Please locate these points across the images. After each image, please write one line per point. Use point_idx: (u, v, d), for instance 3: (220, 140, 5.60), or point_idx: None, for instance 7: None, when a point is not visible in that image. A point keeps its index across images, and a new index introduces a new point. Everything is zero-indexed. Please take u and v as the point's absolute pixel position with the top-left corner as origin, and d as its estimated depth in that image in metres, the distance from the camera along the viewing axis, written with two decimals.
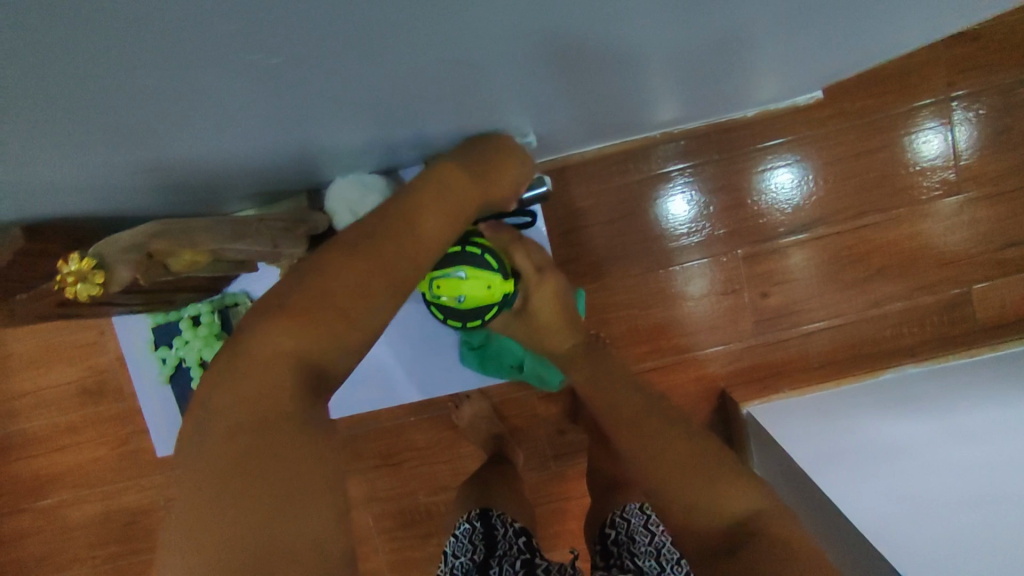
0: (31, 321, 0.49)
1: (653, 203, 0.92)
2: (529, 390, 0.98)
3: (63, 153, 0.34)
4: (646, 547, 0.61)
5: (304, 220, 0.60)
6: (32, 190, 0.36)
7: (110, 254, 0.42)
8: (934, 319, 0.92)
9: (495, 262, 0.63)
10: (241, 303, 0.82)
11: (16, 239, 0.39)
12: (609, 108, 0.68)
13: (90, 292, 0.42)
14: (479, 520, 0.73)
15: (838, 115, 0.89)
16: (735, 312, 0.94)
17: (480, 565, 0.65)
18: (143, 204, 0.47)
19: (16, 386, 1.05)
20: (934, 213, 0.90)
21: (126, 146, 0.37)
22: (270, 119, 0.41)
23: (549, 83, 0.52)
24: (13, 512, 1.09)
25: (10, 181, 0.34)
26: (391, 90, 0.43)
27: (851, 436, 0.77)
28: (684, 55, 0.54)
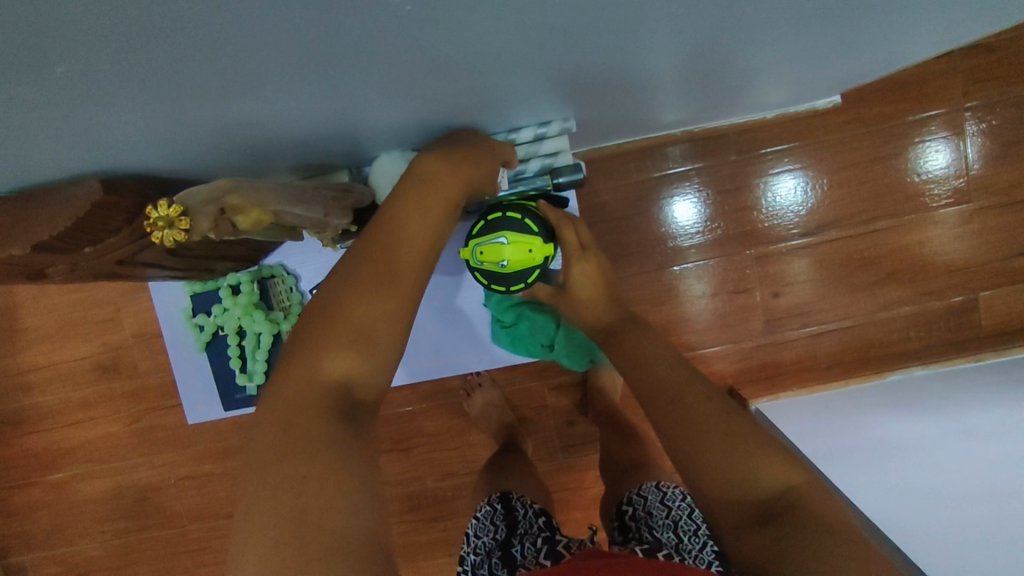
0: (85, 277, 0.50)
1: (669, 201, 0.94)
2: (541, 380, 1.00)
3: (142, 112, 0.36)
4: (663, 519, 0.66)
5: (350, 191, 0.62)
6: (108, 147, 0.38)
7: (192, 202, 0.42)
8: (940, 325, 0.94)
9: (535, 226, 0.64)
10: (278, 275, 0.85)
11: (93, 190, 0.39)
12: (634, 104, 0.70)
13: (174, 238, 0.41)
14: (500, 504, 0.76)
15: (854, 121, 0.91)
16: (747, 310, 0.95)
17: (502, 543, 0.67)
18: (194, 172, 0.49)
19: (32, 359, 1.06)
20: (945, 221, 0.92)
21: (198, 109, 0.38)
22: (329, 92, 0.42)
23: (584, 75, 0.54)
24: (22, 485, 1.10)
25: (89, 134, 0.36)
26: (439, 73, 0.45)
27: (859, 433, 0.79)
28: (714, 55, 0.56)
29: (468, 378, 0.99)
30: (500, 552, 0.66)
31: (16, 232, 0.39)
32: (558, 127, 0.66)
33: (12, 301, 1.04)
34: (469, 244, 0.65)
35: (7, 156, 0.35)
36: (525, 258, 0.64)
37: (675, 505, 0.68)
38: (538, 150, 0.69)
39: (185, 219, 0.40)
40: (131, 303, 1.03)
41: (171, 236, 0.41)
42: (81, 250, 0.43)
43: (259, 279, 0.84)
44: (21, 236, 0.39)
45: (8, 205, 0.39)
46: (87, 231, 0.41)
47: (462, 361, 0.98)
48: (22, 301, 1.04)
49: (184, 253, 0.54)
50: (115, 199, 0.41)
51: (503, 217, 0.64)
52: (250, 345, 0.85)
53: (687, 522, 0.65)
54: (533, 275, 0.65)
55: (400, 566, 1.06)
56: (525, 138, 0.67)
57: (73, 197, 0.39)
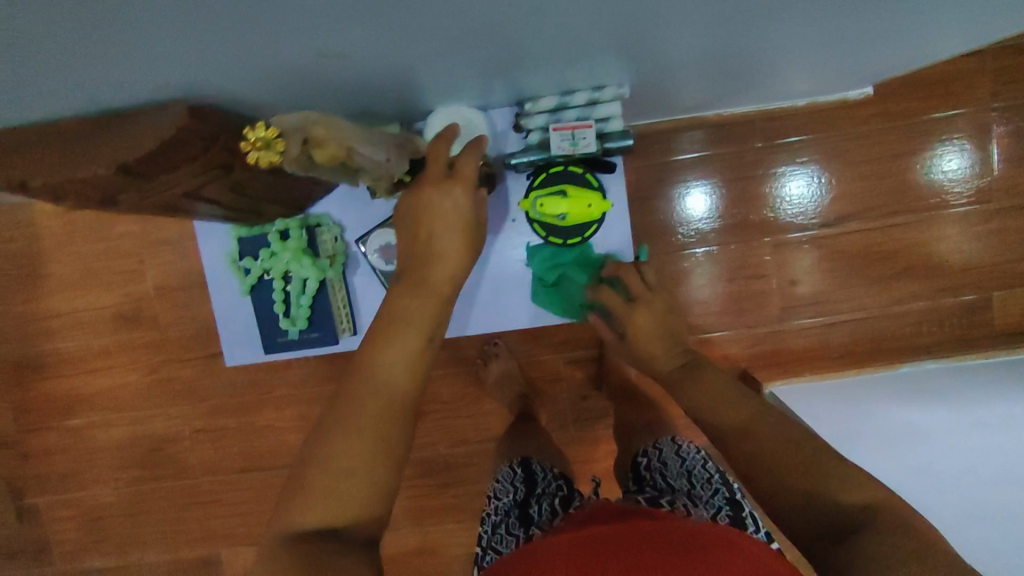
0: (144, 209, 0.52)
1: (696, 184, 0.95)
2: (558, 355, 1.02)
3: (232, 50, 0.37)
4: (677, 469, 0.70)
5: (407, 141, 0.61)
6: (192, 79, 0.39)
7: (286, 127, 0.44)
8: (953, 321, 0.95)
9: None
10: (324, 224, 0.86)
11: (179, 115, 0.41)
12: (679, 85, 0.71)
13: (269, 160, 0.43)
14: (520, 467, 0.78)
15: (882, 114, 0.92)
16: (763, 296, 0.97)
17: (521, 502, 0.69)
18: (257, 115, 0.50)
19: (55, 306, 1.07)
20: (964, 218, 0.93)
21: (281, 53, 0.39)
22: (401, 50, 0.44)
23: (642, 58, 0.55)
24: (38, 429, 1.11)
25: (180, 63, 0.37)
26: (506, 41, 0.46)
27: (873, 419, 0.80)
28: (768, 43, 0.57)
29: (486, 346, 1.01)
30: (518, 511, 0.68)
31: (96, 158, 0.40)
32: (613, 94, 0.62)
33: (36, 247, 1.05)
34: (528, 197, 0.70)
35: (98, 79, 0.36)
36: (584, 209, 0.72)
37: (688, 456, 0.72)
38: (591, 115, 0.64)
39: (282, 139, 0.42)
40: (155, 256, 1.04)
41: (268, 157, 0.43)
42: (153, 178, 0.44)
43: (306, 226, 0.85)
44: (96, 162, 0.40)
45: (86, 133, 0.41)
46: (161, 162, 0.42)
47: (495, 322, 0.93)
48: (46, 247, 1.05)
49: (238, 193, 0.55)
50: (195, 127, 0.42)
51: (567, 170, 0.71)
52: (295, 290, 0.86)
53: (699, 471, 0.69)
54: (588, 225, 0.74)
55: (406, 529, 1.08)
56: (579, 104, 0.63)
57: (154, 125, 0.40)
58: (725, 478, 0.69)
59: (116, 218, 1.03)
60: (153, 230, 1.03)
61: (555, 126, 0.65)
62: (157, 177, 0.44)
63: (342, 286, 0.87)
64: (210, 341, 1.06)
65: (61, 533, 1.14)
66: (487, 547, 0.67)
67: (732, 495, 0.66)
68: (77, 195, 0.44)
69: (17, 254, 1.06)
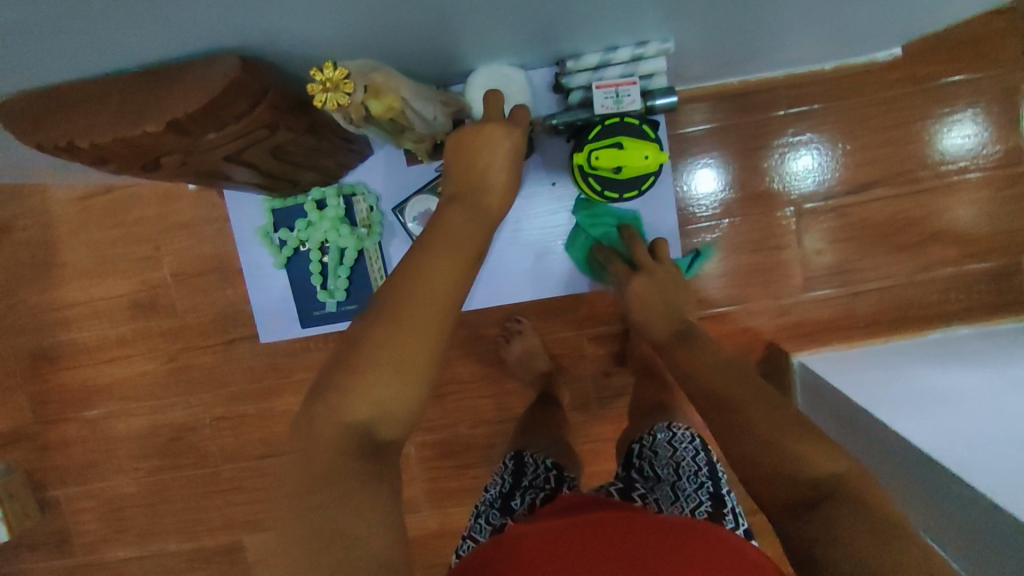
0: (184, 173, 0.51)
1: (720, 153, 0.94)
2: (582, 331, 1.01)
3: (290, 9, 0.36)
4: (666, 459, 0.70)
5: (451, 100, 0.60)
6: (245, 35, 0.38)
7: (351, 71, 0.43)
8: (981, 287, 0.94)
9: (651, 133, 0.64)
10: (359, 192, 0.83)
11: (233, 67, 0.40)
12: (715, 52, 0.70)
13: (337, 100, 0.43)
14: (512, 462, 0.76)
15: (909, 77, 0.90)
16: (788, 266, 0.96)
17: (506, 494, 0.68)
18: (299, 78, 0.49)
19: (70, 295, 1.06)
20: (992, 182, 0.92)
21: (336, 13, 0.38)
22: (453, 10, 0.43)
23: (687, 19, 0.54)
24: (56, 420, 1.10)
25: (236, 18, 0.36)
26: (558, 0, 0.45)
27: (908, 385, 0.79)
28: (815, 6, 0.56)
29: (508, 325, 1.00)
30: (501, 503, 0.67)
31: (151, 110, 0.40)
32: (653, 49, 0.60)
33: (50, 235, 1.04)
34: (583, 150, 0.64)
35: (153, 30, 0.35)
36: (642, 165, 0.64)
37: (681, 446, 0.72)
38: (635, 72, 0.62)
39: (350, 80, 0.42)
40: (170, 242, 1.03)
41: (334, 99, 0.43)
42: (205, 134, 0.43)
43: (343, 195, 0.84)
44: (153, 114, 0.40)
45: (142, 87, 0.40)
46: (214, 118, 0.42)
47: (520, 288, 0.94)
48: (61, 235, 1.04)
49: (280, 156, 0.55)
50: (249, 82, 0.41)
51: (620, 122, 0.64)
52: (333, 261, 0.86)
53: (688, 463, 0.69)
54: (648, 183, 0.66)
55: (429, 512, 1.08)
56: (621, 60, 0.61)
57: (209, 77, 0.39)
58: (714, 472, 0.69)
59: (130, 204, 1.02)
60: (168, 216, 1.02)
61: (597, 84, 0.62)
62: (210, 133, 0.43)
63: (378, 256, 0.85)
64: (227, 327, 1.05)
65: (82, 525, 1.13)
66: (467, 536, 0.67)
67: (716, 490, 0.66)
68: (125, 152, 0.43)
69: (31, 243, 1.05)
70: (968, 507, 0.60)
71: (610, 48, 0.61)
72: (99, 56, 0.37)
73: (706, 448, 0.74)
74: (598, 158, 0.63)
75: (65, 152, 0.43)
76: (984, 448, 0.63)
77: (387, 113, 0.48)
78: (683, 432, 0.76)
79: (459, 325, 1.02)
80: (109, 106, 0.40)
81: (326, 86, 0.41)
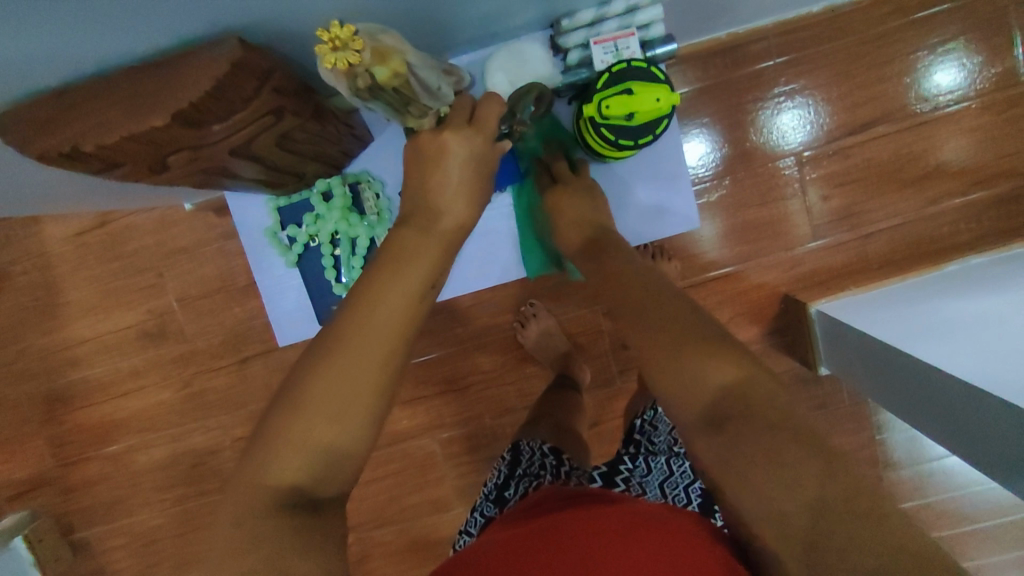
0: (191, 176, 0.51)
1: (716, 109, 0.93)
2: (596, 305, 1.00)
3: None
4: (666, 435, 0.71)
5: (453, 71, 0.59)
6: (240, 10, 0.37)
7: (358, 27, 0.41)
8: (992, 214, 0.93)
9: (662, 74, 0.62)
10: (363, 180, 0.83)
11: (233, 48, 0.39)
12: (706, 4, 0.69)
13: (348, 59, 0.41)
14: (509, 452, 0.73)
15: (899, 10, 0.89)
16: (794, 215, 0.95)
17: (502, 486, 0.67)
18: (298, 55, 0.48)
19: (77, 333, 1.05)
20: (993, 105, 0.91)
21: None
22: None
23: None
24: (79, 461, 1.09)
25: None
26: None
27: (933, 315, 0.78)
28: None
29: (522, 308, 0.99)
30: (496, 494, 0.67)
31: (158, 99, 0.39)
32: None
33: (50, 275, 1.03)
34: (593, 101, 0.63)
35: (146, 11, 0.34)
36: (654, 109, 0.62)
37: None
38: (632, 23, 0.63)
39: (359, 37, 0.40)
40: (172, 267, 1.01)
41: (345, 59, 0.41)
42: (210, 127, 0.43)
43: (348, 184, 0.83)
44: (160, 103, 0.39)
45: (142, 77, 0.39)
46: (219, 106, 0.41)
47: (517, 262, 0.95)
48: (61, 274, 1.03)
49: (286, 147, 0.54)
50: (251, 61, 0.40)
51: (629, 68, 0.62)
52: (345, 252, 0.85)
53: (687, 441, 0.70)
54: (662, 125, 0.64)
55: (463, 507, 1.06)
56: (617, 13, 0.62)
57: (211, 58, 0.39)
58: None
59: (128, 234, 1.01)
60: (168, 241, 1.01)
61: (595, 41, 0.63)
62: (215, 124, 0.43)
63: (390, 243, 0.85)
64: (239, 346, 1.04)
65: (116, 562, 1.11)
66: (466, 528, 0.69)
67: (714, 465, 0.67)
68: (133, 150, 0.43)
69: (32, 286, 1.04)
70: (1008, 424, 0.58)
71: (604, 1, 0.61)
72: (98, 47, 0.36)
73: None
74: (609, 107, 0.62)
75: (71, 159, 0.43)
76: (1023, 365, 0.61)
77: (393, 78, 0.46)
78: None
79: (473, 315, 1.01)
80: (113, 102, 0.40)
81: (337, 43, 0.39)
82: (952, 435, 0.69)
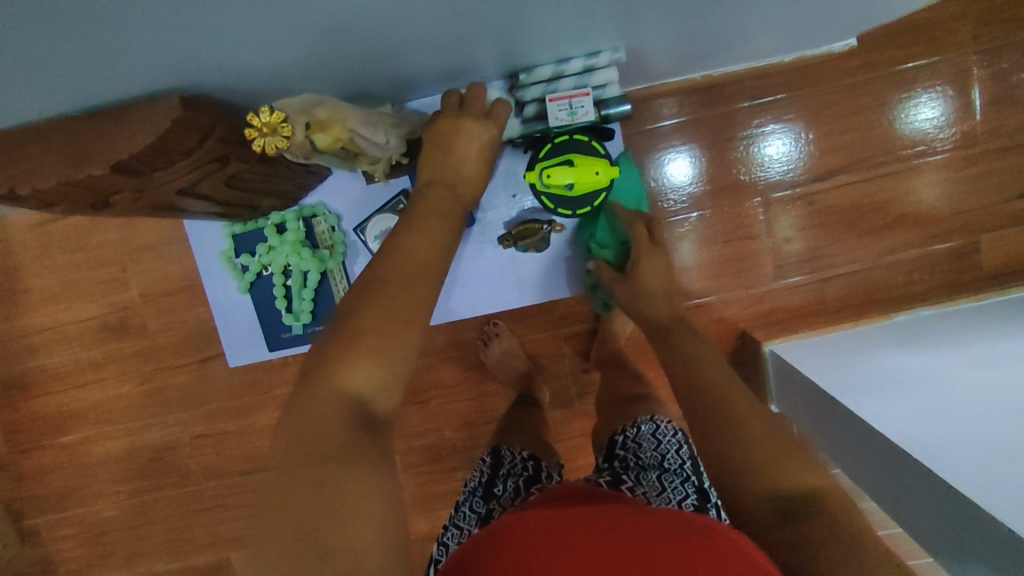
0: (141, 210, 0.53)
1: (687, 147, 0.95)
2: (559, 329, 1.01)
3: (220, 41, 0.37)
4: (650, 452, 0.68)
5: (404, 121, 0.63)
6: (182, 64, 0.39)
7: (289, 113, 0.47)
8: (945, 267, 0.96)
9: (601, 148, 0.70)
10: (319, 213, 0.85)
11: (174, 105, 0.41)
12: (681, 50, 0.70)
13: (276, 145, 0.47)
14: (490, 455, 0.75)
15: (866, 64, 0.92)
16: (755, 256, 0.97)
17: (486, 483, 0.68)
18: (252, 96, 0.49)
19: (37, 322, 1.05)
20: (953, 163, 0.94)
21: (273, 38, 0.38)
22: (390, 27, 0.43)
23: (644, 21, 0.54)
24: (33, 448, 1.08)
25: (168, 52, 0.36)
26: (495, 15, 0.45)
27: (876, 366, 0.81)
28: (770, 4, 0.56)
29: (486, 327, 1.01)
30: (483, 490, 0.67)
31: (96, 151, 0.41)
32: (607, 58, 0.63)
33: (12, 261, 1.02)
34: (536, 169, 0.70)
35: (85, 70, 0.35)
36: (592, 181, 0.70)
37: (664, 440, 0.70)
38: (588, 83, 0.66)
39: (286, 124, 0.46)
40: (137, 262, 1.01)
41: (274, 143, 0.47)
42: (151, 175, 0.45)
43: (303, 218, 0.85)
44: (98, 155, 0.41)
45: (86, 126, 0.41)
46: (161, 155, 0.43)
47: (549, 284, 0.95)
48: (23, 262, 1.02)
49: (236, 185, 0.57)
50: (195, 111, 0.42)
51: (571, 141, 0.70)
52: (296, 283, 0.87)
53: (672, 457, 0.67)
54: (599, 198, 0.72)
55: (418, 517, 1.07)
56: (574, 72, 0.64)
57: (152, 111, 0.41)
58: (697, 466, 0.68)
59: (92, 227, 1.00)
60: (134, 237, 1.00)
61: (551, 97, 0.65)
62: (155, 173, 0.45)
63: (343, 275, 0.87)
64: (202, 345, 1.04)
65: (66, 551, 1.11)
66: (450, 524, 0.67)
67: (701, 484, 0.64)
68: (68, 194, 0.44)
69: None
70: (931, 489, 0.61)
71: (559, 61, 0.64)
72: (45, 97, 0.38)
73: (687, 441, 0.73)
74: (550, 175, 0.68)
75: (6, 199, 0.44)
76: (956, 428, 0.64)
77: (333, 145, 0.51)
78: (666, 425, 0.74)
79: (437, 332, 1.02)
80: (49, 150, 0.41)
81: (264, 131, 0.45)
82: (879, 490, 0.72)
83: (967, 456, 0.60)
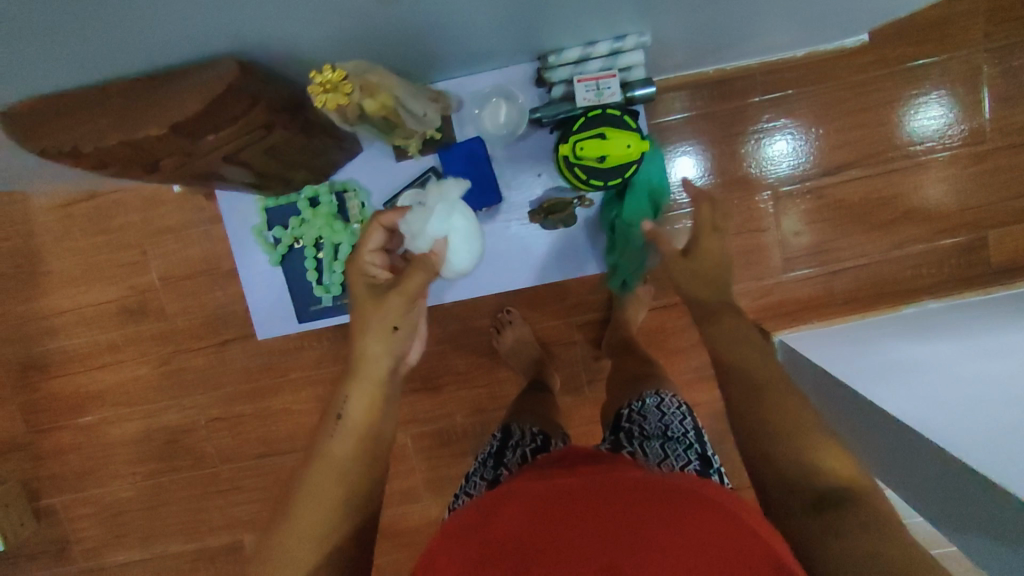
0: (185, 176, 0.55)
1: (701, 140, 0.97)
2: (571, 317, 1.03)
3: (275, 13, 0.39)
4: (655, 423, 0.69)
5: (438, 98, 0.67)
6: (234, 33, 0.41)
7: (350, 73, 0.50)
8: (952, 262, 0.98)
9: (632, 123, 0.70)
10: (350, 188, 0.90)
11: (229, 74, 0.44)
12: (699, 42, 0.72)
13: (336, 101, 0.49)
14: (499, 432, 0.76)
15: (878, 61, 0.93)
16: (765, 248, 0.99)
17: (496, 453, 0.70)
18: (292, 70, 0.51)
19: (58, 304, 1.06)
20: (961, 158, 0.95)
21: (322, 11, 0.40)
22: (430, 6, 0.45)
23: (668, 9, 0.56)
24: (51, 428, 1.10)
25: (225, 21, 0.38)
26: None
27: (885, 354, 0.82)
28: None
29: (499, 315, 1.02)
30: (492, 460, 0.69)
31: (150, 116, 0.43)
32: (632, 42, 0.64)
33: (34, 243, 1.04)
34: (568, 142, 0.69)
35: (149, 35, 0.38)
36: (623, 154, 0.69)
37: (669, 412, 0.72)
38: (614, 66, 0.68)
39: (348, 83, 0.49)
40: (157, 245, 1.03)
41: (334, 99, 0.49)
42: (204, 138, 0.48)
43: (335, 192, 0.90)
44: (152, 118, 0.43)
45: (141, 93, 0.44)
46: (210, 120, 0.45)
47: (568, 265, 0.97)
48: (45, 244, 1.04)
49: (275, 156, 0.59)
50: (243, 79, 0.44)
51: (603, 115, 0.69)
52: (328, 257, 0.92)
53: (675, 427, 0.69)
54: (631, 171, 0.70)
55: (428, 501, 1.09)
56: (600, 54, 0.67)
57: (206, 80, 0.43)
58: (700, 434, 0.70)
59: (114, 210, 1.02)
60: (154, 220, 1.02)
61: (579, 78, 0.69)
62: (207, 136, 0.48)
63: None
64: (220, 329, 1.05)
65: (81, 531, 1.13)
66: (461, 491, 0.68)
67: (704, 452, 0.66)
68: (124, 154, 0.47)
69: (16, 254, 1.05)
70: (941, 469, 0.63)
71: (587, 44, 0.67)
72: (105, 62, 0.40)
73: (691, 414, 0.74)
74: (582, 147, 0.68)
75: (66, 155, 0.46)
76: (966, 412, 0.66)
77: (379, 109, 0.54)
78: (671, 399, 0.75)
79: (450, 318, 1.04)
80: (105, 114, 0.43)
81: (329, 87, 0.47)
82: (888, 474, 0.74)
83: (977, 437, 0.62)
